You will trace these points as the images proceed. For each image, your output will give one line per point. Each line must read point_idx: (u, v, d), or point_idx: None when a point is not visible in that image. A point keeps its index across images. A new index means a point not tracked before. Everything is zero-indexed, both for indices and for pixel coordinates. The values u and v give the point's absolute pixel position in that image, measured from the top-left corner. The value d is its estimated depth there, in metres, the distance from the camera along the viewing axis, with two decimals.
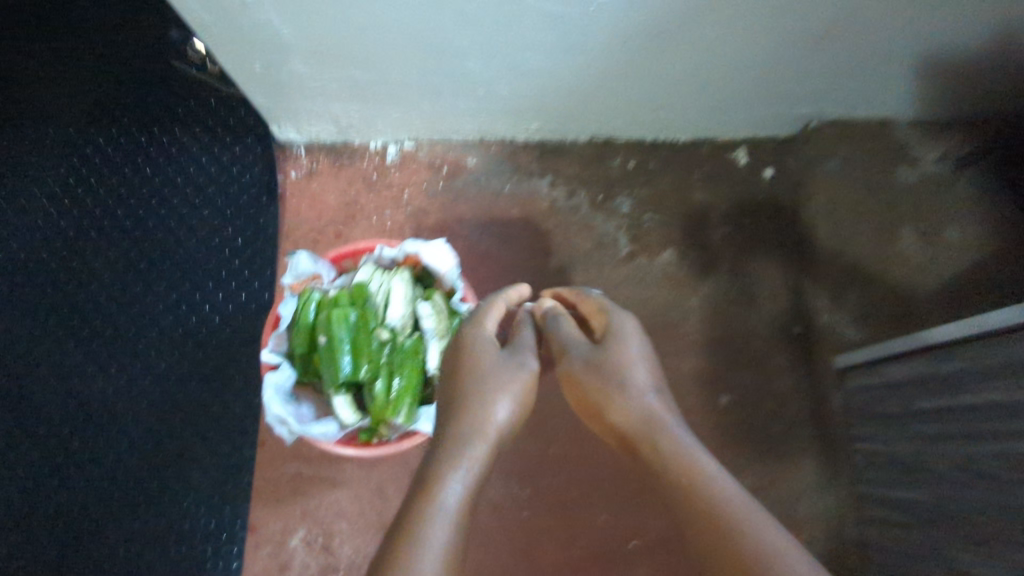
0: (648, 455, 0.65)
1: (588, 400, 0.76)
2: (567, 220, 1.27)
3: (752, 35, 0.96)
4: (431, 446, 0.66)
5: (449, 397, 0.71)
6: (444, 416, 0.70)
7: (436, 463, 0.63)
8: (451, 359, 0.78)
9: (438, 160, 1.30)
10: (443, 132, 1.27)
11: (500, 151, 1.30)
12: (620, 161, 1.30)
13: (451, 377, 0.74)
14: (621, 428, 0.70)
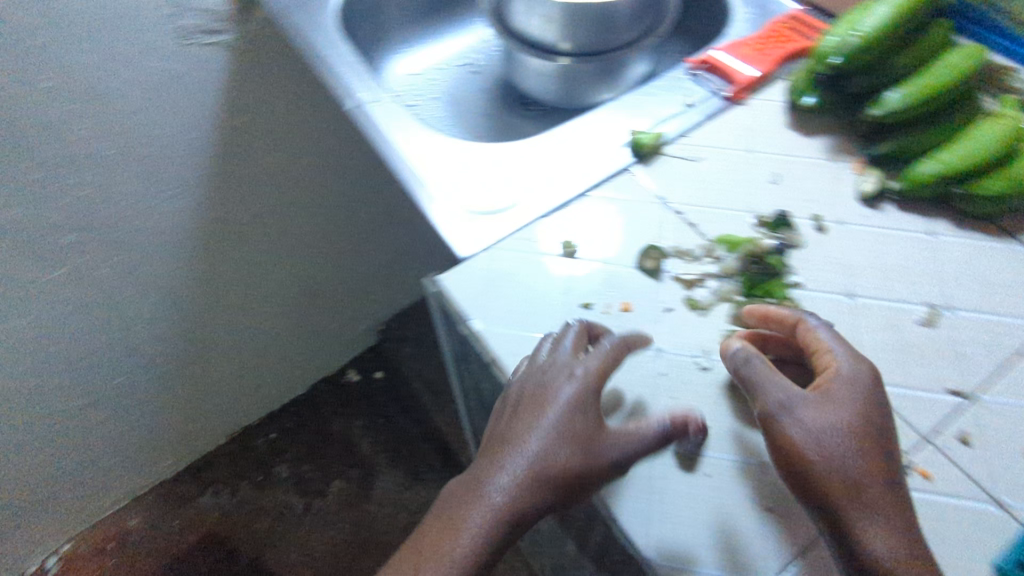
0: (870, 546, 0.37)
1: (794, 444, 0.40)
2: (238, 515, 1.32)
3: (260, 307, 1.17)
4: (486, 517, 0.41)
5: (514, 465, 0.42)
6: (490, 468, 0.43)
7: (463, 542, 0.41)
8: (523, 410, 0.45)
9: (97, 544, 1.29)
10: (85, 519, 1.28)
11: (152, 498, 1.34)
12: (261, 437, 1.41)
13: (547, 439, 0.43)
14: (852, 491, 0.39)
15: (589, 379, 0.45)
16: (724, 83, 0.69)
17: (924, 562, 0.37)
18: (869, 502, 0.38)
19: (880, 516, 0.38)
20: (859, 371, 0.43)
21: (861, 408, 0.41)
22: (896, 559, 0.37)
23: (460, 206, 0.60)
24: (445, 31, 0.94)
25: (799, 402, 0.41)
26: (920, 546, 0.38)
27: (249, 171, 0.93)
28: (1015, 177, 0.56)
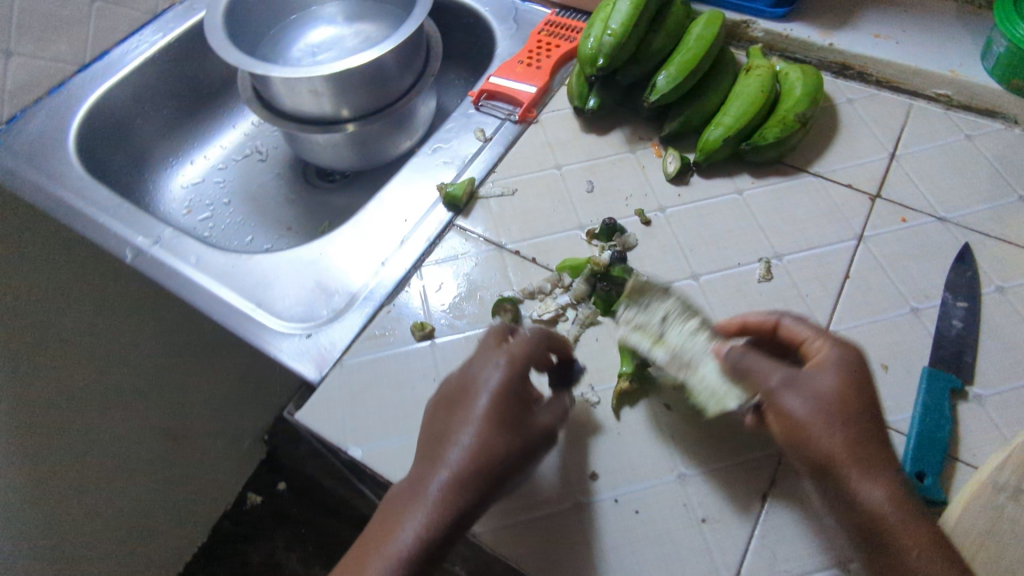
0: (867, 499, 0.39)
1: (793, 421, 0.40)
2: None
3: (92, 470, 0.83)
4: (426, 517, 0.40)
5: (449, 463, 0.41)
6: (428, 469, 0.42)
7: (403, 542, 0.40)
8: (455, 408, 0.43)
9: None
10: None
11: None
12: None
13: (480, 426, 0.42)
14: (848, 457, 0.39)
15: (507, 362, 0.44)
16: (511, 106, 0.69)
17: (913, 506, 0.39)
18: (864, 459, 0.39)
19: (873, 471, 0.39)
20: (832, 348, 0.43)
21: (847, 373, 0.42)
22: (889, 510, 0.38)
23: (294, 325, 0.54)
24: (215, 129, 0.86)
25: (785, 380, 0.42)
26: (908, 495, 0.40)
27: (52, 370, 0.71)
28: (784, 119, 0.61)
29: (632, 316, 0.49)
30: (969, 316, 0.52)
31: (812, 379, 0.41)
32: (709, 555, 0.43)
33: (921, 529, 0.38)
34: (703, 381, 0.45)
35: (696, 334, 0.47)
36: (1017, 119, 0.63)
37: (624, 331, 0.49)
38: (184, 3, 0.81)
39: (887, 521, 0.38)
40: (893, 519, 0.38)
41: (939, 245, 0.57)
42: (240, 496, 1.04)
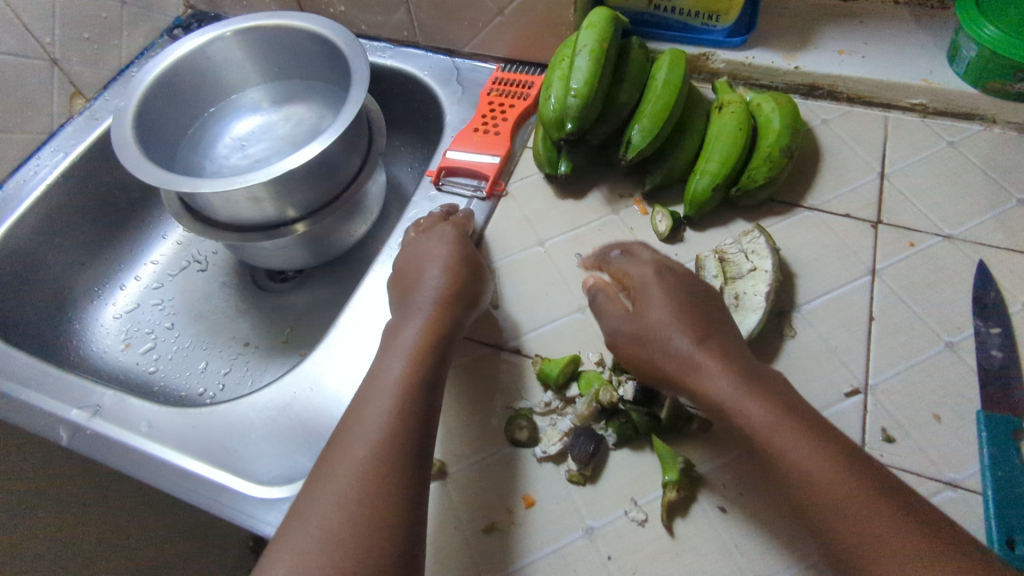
0: (717, 391, 0.41)
1: (643, 331, 0.45)
2: None
3: None
4: (404, 365, 0.44)
5: (425, 300, 0.48)
6: (392, 341, 0.46)
7: (393, 385, 0.43)
8: (410, 280, 0.51)
9: None
10: None
11: None
12: None
13: (437, 289, 0.49)
14: (698, 363, 0.42)
15: (448, 248, 0.52)
16: (475, 180, 0.63)
17: (768, 390, 0.40)
18: (720, 352, 0.42)
19: (678, 333, 0.43)
20: (646, 271, 0.48)
21: (665, 288, 0.46)
22: (735, 396, 0.40)
23: (280, 489, 0.46)
24: (143, 246, 0.77)
25: (620, 318, 0.47)
26: (758, 375, 0.41)
27: None
28: (770, 156, 0.57)
29: (732, 247, 0.55)
30: (1006, 343, 0.49)
31: (645, 298, 0.46)
32: None
33: (769, 407, 0.39)
34: (740, 320, 0.51)
35: (759, 293, 0.51)
36: (995, 118, 0.61)
37: (706, 255, 0.55)
38: (84, 113, 0.73)
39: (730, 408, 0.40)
40: (739, 404, 0.40)
41: (953, 266, 0.54)
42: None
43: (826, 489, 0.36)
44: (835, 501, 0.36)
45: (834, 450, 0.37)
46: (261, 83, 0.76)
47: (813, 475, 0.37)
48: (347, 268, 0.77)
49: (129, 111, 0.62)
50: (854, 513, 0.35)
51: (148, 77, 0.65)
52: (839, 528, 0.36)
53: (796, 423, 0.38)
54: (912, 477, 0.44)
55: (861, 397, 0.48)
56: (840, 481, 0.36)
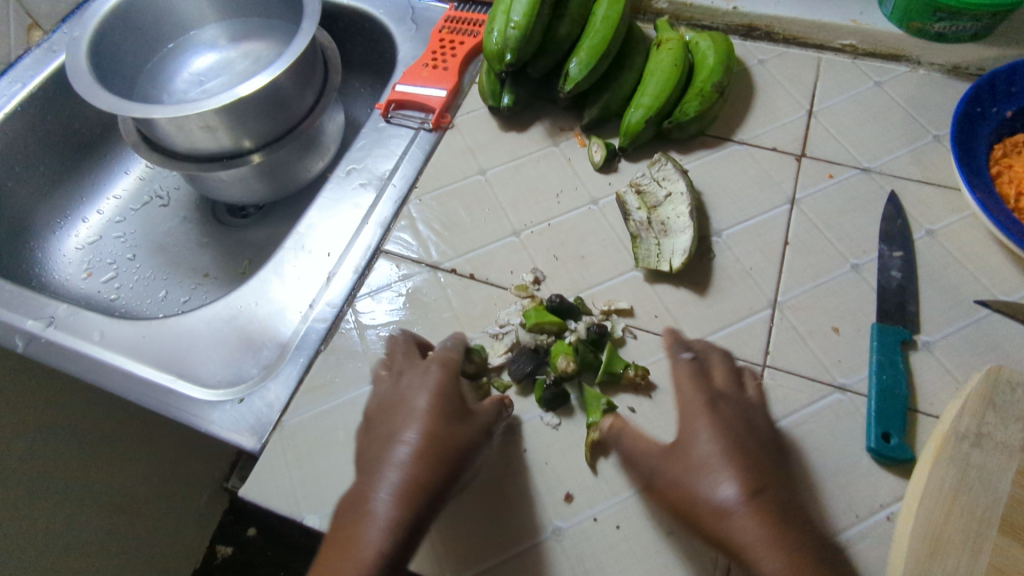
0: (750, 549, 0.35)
1: (668, 492, 0.39)
2: None
3: None
4: (372, 541, 0.37)
5: (396, 462, 0.40)
6: (364, 496, 0.39)
7: (365, 554, 0.36)
8: (392, 422, 0.43)
9: None
10: None
11: None
12: None
13: (411, 421, 0.42)
14: (741, 524, 0.35)
15: (438, 365, 0.45)
16: (423, 113, 0.65)
17: (814, 557, 0.34)
18: (771, 518, 0.35)
19: (751, 526, 0.35)
20: (696, 395, 0.42)
21: (718, 429, 0.40)
22: (760, 548, 0.34)
23: (223, 391, 0.50)
24: (105, 180, 0.79)
25: (656, 454, 0.41)
26: (811, 548, 0.35)
27: None
28: (702, 90, 0.59)
29: (643, 178, 0.58)
30: (906, 265, 0.53)
31: (689, 434, 0.40)
32: (698, 557, 0.42)
33: None
34: (668, 241, 0.54)
35: (683, 215, 0.55)
36: (920, 60, 0.64)
37: (624, 191, 0.58)
38: (42, 45, 0.72)
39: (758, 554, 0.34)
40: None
41: (867, 196, 0.57)
42: (209, 550, 0.77)
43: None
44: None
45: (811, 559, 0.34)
46: (219, 21, 0.77)
47: None
48: (304, 204, 0.79)
49: (83, 41, 0.63)
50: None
51: (104, 7, 0.66)
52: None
53: (771, 523, 0.35)
54: (806, 382, 0.48)
55: (771, 311, 0.51)
56: None
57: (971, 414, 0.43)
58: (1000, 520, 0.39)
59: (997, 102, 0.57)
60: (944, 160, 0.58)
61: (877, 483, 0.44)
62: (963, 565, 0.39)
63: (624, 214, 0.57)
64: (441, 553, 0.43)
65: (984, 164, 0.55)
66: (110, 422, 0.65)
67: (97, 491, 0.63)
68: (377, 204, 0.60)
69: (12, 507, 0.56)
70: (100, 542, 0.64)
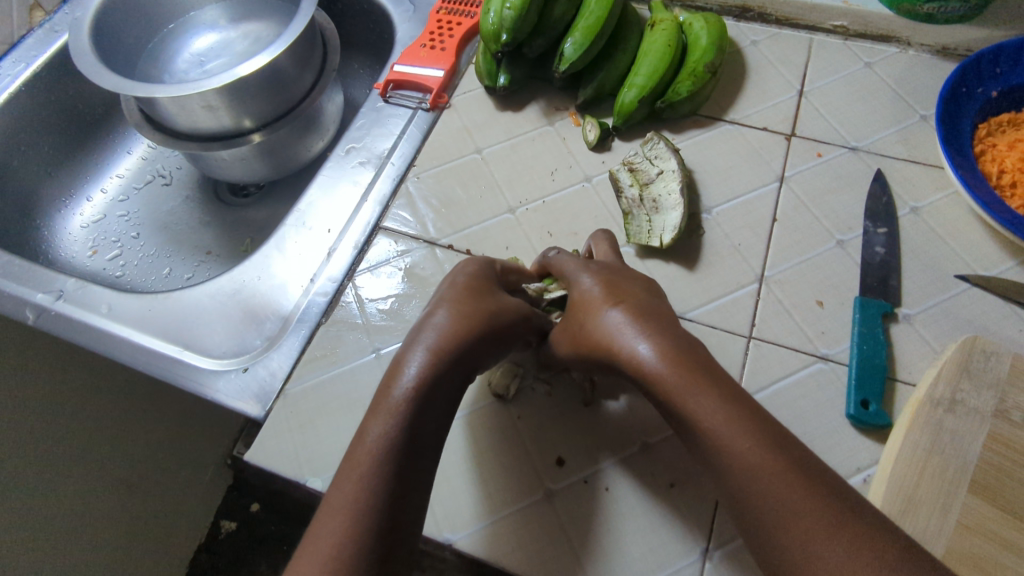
0: (633, 360, 0.38)
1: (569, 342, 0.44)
2: None
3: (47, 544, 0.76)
4: (390, 415, 0.36)
5: (416, 352, 0.39)
6: (390, 375, 0.38)
7: (376, 437, 0.35)
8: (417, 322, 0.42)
9: None
10: None
11: None
12: None
13: (440, 306, 0.42)
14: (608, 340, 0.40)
15: (475, 274, 0.45)
16: (420, 93, 0.67)
17: (690, 354, 0.37)
18: (634, 325, 0.40)
19: (644, 342, 0.38)
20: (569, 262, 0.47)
21: (593, 276, 0.45)
22: (665, 366, 0.37)
23: (228, 360, 0.51)
24: (108, 159, 0.81)
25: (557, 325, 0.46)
26: (683, 345, 0.38)
27: None
28: (694, 70, 0.60)
29: (636, 157, 0.59)
30: (889, 241, 0.54)
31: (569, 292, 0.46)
32: (684, 517, 0.44)
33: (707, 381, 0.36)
34: (659, 218, 0.56)
35: (674, 192, 0.56)
36: (910, 41, 0.65)
37: (617, 169, 0.59)
38: (43, 26, 0.72)
39: (663, 372, 0.37)
40: (662, 374, 0.37)
41: (854, 175, 0.59)
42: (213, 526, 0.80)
43: (717, 454, 0.34)
44: (728, 462, 0.34)
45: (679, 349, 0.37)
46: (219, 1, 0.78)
47: (684, 396, 0.36)
48: (304, 183, 0.80)
49: (85, 21, 0.64)
50: (737, 459, 0.33)
51: None
52: (738, 487, 0.33)
53: (643, 331, 0.39)
54: (790, 353, 0.50)
55: (758, 286, 0.53)
56: (706, 395, 0.35)
57: (946, 382, 0.45)
58: (970, 480, 0.41)
59: (983, 82, 0.58)
60: (931, 140, 0.60)
61: (856, 448, 0.46)
62: (934, 522, 0.40)
63: (617, 191, 0.58)
64: (437, 512, 0.45)
65: (969, 142, 0.56)
66: (117, 394, 0.67)
67: (106, 461, 0.65)
68: (376, 181, 0.61)
69: (25, 474, 0.58)
70: (109, 509, 0.66)
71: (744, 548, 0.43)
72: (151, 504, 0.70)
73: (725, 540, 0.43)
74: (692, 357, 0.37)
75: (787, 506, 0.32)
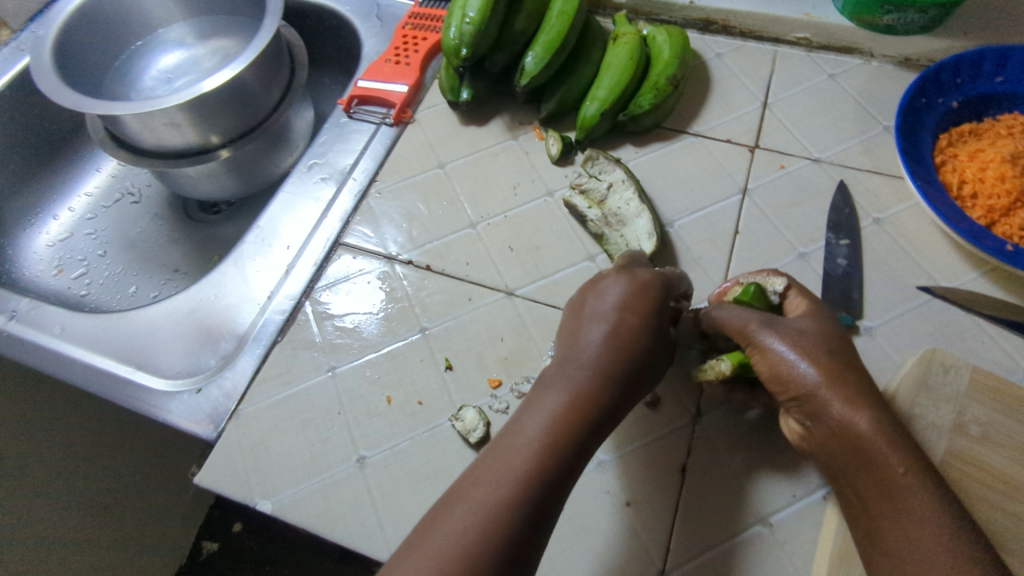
0: (851, 420, 0.39)
1: (755, 359, 0.42)
2: None
3: None
4: (496, 501, 0.35)
5: (530, 439, 0.38)
6: (539, 396, 0.41)
7: (470, 524, 0.35)
8: (534, 406, 0.41)
9: None
10: None
11: None
12: None
13: (564, 395, 0.40)
14: (827, 386, 0.40)
15: (611, 331, 0.43)
16: (384, 109, 0.66)
17: (903, 439, 0.39)
18: (850, 389, 0.40)
19: (862, 411, 0.39)
20: (798, 299, 0.46)
21: (817, 317, 0.44)
22: (883, 445, 0.38)
23: (181, 381, 0.50)
24: (76, 177, 0.80)
25: (739, 327, 0.43)
26: (896, 429, 0.39)
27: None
28: (656, 84, 0.60)
29: (582, 177, 0.59)
30: (851, 253, 0.54)
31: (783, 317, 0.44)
32: (640, 537, 0.43)
33: (919, 475, 0.38)
34: (629, 231, 0.56)
35: (632, 201, 0.57)
36: (872, 52, 0.65)
37: (570, 195, 0.58)
38: (9, 45, 0.71)
39: (883, 450, 0.38)
40: (879, 448, 0.38)
41: (816, 186, 0.58)
42: (193, 548, 0.82)
43: (900, 538, 0.36)
44: (911, 546, 0.36)
45: (895, 432, 0.39)
46: (186, 19, 0.78)
47: (899, 477, 0.37)
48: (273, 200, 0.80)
49: (46, 40, 0.64)
50: (924, 548, 0.35)
51: (68, 6, 0.67)
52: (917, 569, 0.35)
53: (866, 402, 0.40)
54: None
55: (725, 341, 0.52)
56: (921, 488, 0.37)
57: (903, 397, 0.44)
58: None
59: (943, 93, 0.58)
60: (893, 151, 0.59)
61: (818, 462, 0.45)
62: None
63: (581, 219, 0.57)
64: (389, 535, 0.44)
65: (930, 154, 0.56)
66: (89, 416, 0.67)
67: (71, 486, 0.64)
68: (338, 198, 0.61)
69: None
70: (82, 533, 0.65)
71: (698, 567, 0.42)
72: (125, 529, 0.69)
73: (680, 560, 0.42)
74: (907, 442, 0.39)
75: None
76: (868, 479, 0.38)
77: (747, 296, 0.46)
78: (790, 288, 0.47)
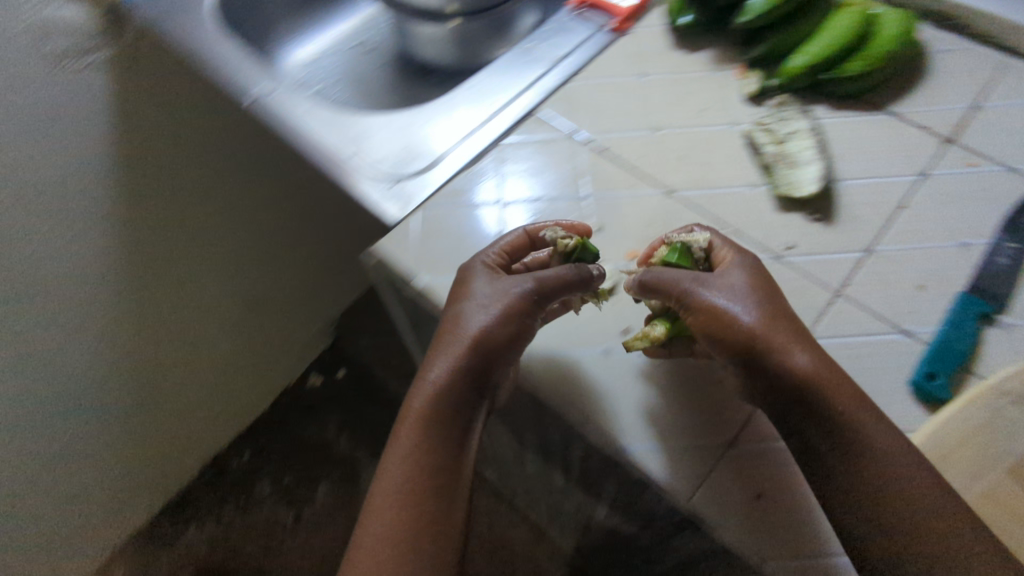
0: (798, 367, 0.43)
1: (705, 322, 0.45)
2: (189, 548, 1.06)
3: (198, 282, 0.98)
4: (425, 420, 0.45)
5: (440, 380, 0.45)
6: (443, 341, 0.47)
7: (416, 440, 0.45)
8: (438, 351, 0.46)
9: None
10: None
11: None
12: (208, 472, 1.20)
13: (465, 340, 0.45)
14: (768, 339, 0.43)
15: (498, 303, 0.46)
16: (608, 16, 0.73)
17: (833, 373, 0.43)
18: (783, 334, 0.44)
19: (800, 354, 0.43)
20: (737, 248, 0.50)
21: (751, 269, 0.48)
22: (824, 381, 0.42)
23: (383, 174, 0.61)
24: (333, 17, 0.95)
25: (690, 283, 0.47)
26: (831, 367, 0.44)
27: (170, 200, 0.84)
28: (870, 56, 0.62)
29: (769, 121, 0.63)
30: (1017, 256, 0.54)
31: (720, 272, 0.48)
32: (718, 408, 0.47)
33: (861, 405, 0.42)
34: (795, 172, 0.58)
35: (809, 149, 0.60)
36: None
37: (753, 129, 0.63)
38: None
39: (826, 385, 0.42)
40: (829, 387, 0.42)
41: (1003, 190, 0.58)
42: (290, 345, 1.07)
43: (882, 472, 0.40)
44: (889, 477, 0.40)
45: (828, 374, 0.43)
46: None
47: (853, 411, 0.42)
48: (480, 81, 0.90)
49: None
50: (900, 479, 0.40)
51: None
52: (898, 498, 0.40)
53: (804, 344, 0.44)
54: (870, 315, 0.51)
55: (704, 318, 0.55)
56: (866, 418, 0.42)
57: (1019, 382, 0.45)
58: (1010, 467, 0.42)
59: None
60: None
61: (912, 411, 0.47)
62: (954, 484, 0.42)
63: (755, 150, 0.61)
64: None
65: None
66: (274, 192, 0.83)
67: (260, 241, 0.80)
68: (544, 78, 0.69)
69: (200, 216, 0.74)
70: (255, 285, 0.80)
71: (763, 449, 0.45)
72: None
73: (749, 438, 0.46)
74: (839, 375, 0.43)
75: (945, 535, 0.38)
76: (812, 422, 0.42)
77: (673, 259, 0.50)
78: (713, 242, 0.51)
